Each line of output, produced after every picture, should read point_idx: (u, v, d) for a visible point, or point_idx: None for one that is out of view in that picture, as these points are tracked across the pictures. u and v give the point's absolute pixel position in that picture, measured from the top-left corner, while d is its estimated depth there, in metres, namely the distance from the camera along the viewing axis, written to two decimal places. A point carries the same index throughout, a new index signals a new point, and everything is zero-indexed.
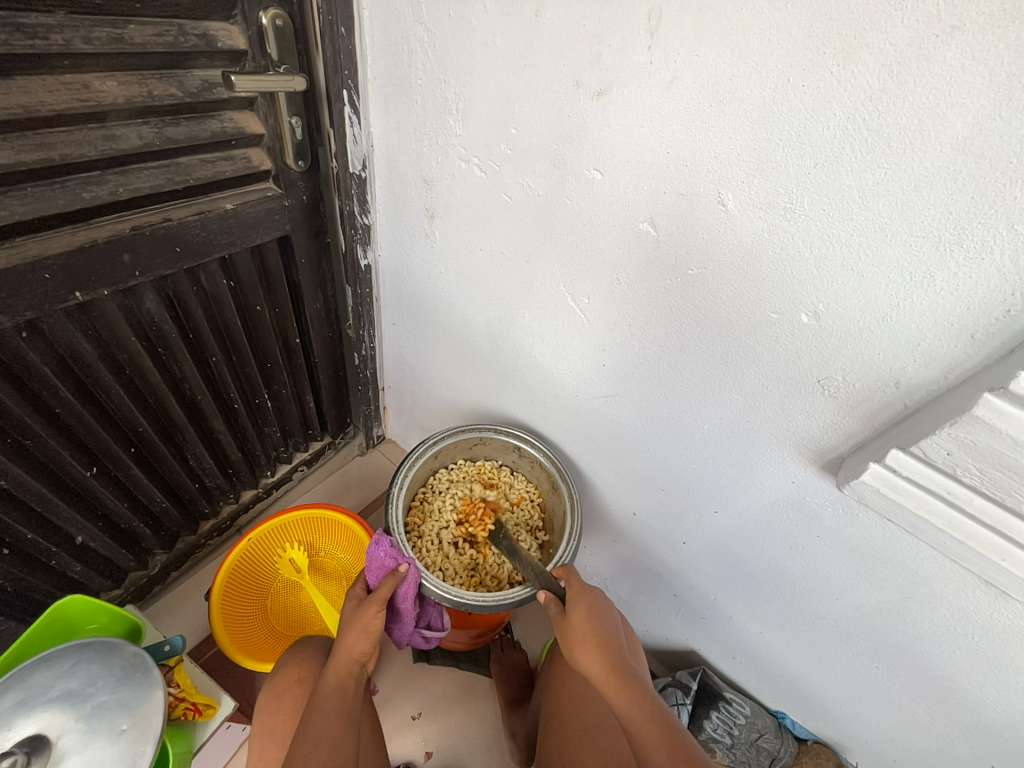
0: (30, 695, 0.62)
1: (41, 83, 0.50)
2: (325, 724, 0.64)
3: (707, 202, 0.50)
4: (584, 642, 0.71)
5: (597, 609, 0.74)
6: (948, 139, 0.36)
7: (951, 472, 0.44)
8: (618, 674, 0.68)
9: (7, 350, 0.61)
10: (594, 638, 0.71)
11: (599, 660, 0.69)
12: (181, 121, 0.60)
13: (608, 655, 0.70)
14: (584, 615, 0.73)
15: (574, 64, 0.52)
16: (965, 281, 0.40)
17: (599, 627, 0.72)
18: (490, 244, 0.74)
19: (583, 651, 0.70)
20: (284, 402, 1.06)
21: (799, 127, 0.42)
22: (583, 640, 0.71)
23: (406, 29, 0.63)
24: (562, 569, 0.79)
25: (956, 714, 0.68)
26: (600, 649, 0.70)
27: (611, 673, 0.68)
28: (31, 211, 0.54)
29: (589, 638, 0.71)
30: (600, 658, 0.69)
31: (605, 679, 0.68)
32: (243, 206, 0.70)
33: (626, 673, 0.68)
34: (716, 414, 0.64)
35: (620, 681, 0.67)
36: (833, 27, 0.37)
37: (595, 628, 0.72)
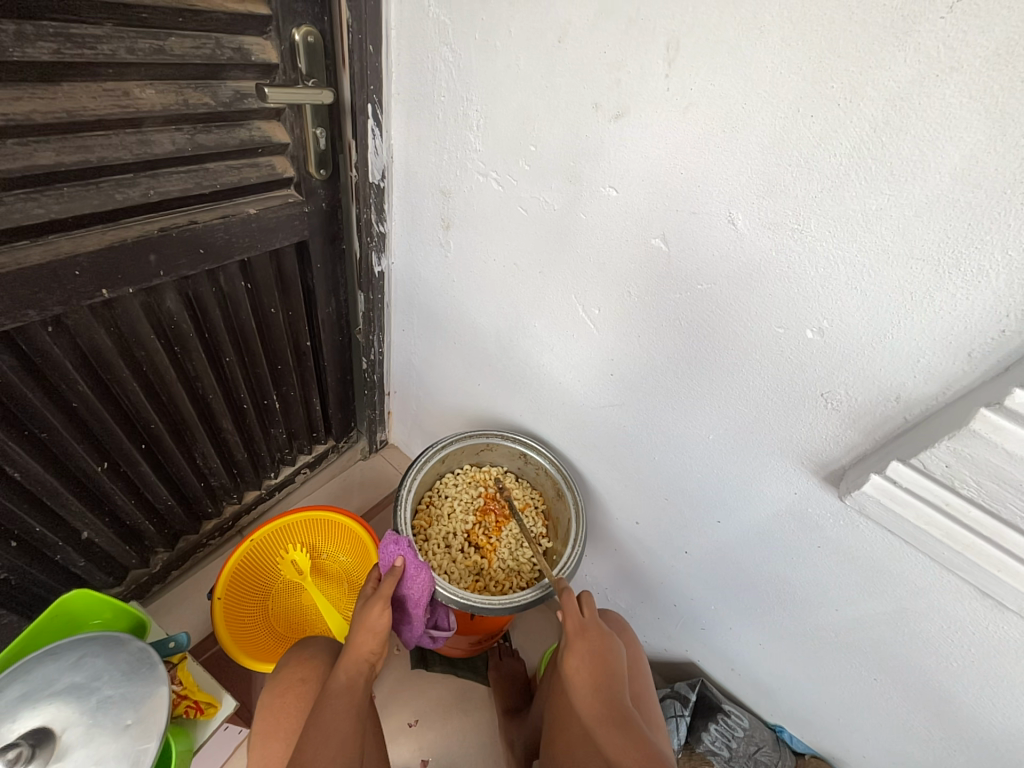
0: (35, 688, 0.62)
1: (85, 90, 0.52)
2: (332, 721, 0.65)
3: (717, 221, 0.52)
4: (580, 684, 0.73)
5: (597, 651, 0.75)
6: (948, 169, 0.39)
7: (949, 484, 0.46)
8: (612, 722, 0.69)
9: (32, 343, 0.62)
10: (588, 680, 0.73)
11: (593, 703, 0.71)
12: (212, 129, 0.63)
13: (603, 697, 0.71)
14: (582, 657, 0.74)
15: (594, 88, 0.54)
16: (963, 302, 0.42)
17: (597, 669, 0.74)
18: (503, 255, 0.76)
19: (580, 691, 0.73)
20: (292, 405, 1.07)
21: (807, 153, 0.44)
22: (578, 683, 0.73)
23: (431, 49, 0.66)
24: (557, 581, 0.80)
25: (953, 727, 0.69)
26: (596, 695, 0.72)
27: (605, 719, 0.69)
28: (66, 210, 0.56)
29: (585, 679, 0.73)
30: (594, 700, 0.71)
31: (598, 723, 0.69)
32: (265, 211, 0.72)
33: (621, 721, 0.69)
34: (720, 426, 0.66)
35: (614, 729, 0.68)
36: (840, 64, 0.40)
37: (592, 671, 0.73)
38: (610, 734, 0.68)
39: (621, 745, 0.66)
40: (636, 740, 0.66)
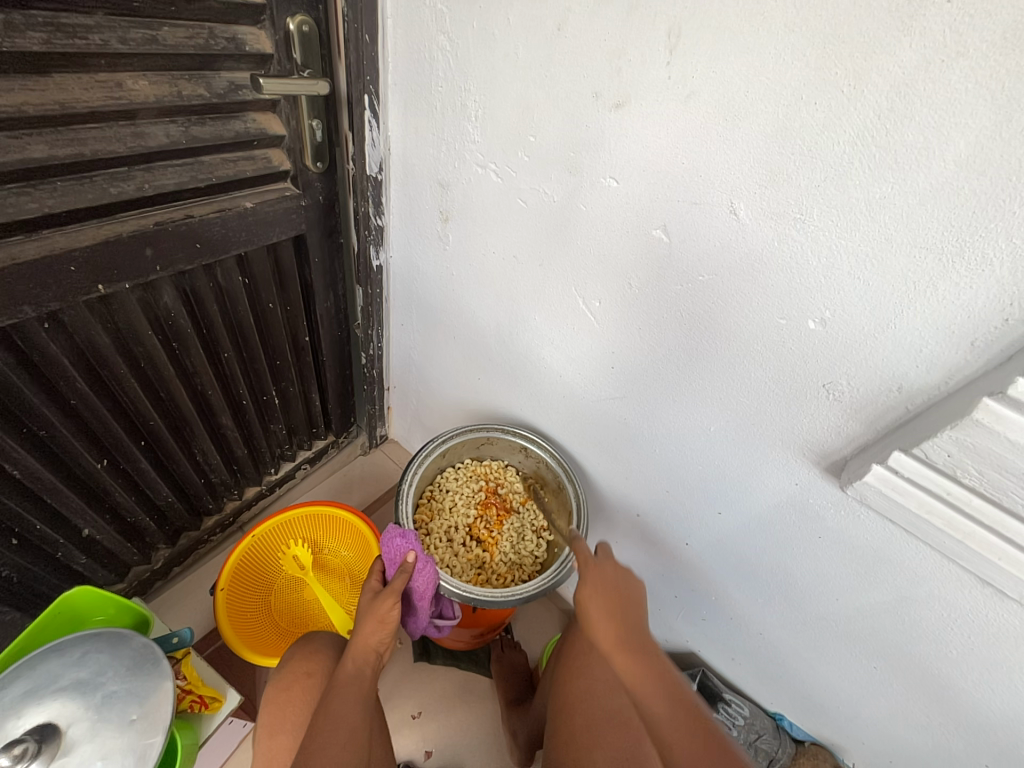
0: (40, 684, 0.62)
1: (76, 81, 0.51)
2: (342, 710, 0.65)
3: (718, 211, 0.52)
4: (594, 615, 0.71)
5: (611, 581, 0.75)
6: (952, 157, 0.39)
7: (950, 474, 0.46)
8: (631, 648, 0.67)
9: (29, 340, 0.62)
10: (603, 611, 0.71)
11: (608, 631, 0.69)
12: (207, 121, 0.62)
13: (617, 627, 0.69)
14: (595, 590, 0.73)
15: (594, 77, 0.54)
16: (966, 291, 0.42)
17: (610, 599, 0.73)
18: (503, 248, 0.75)
19: (596, 621, 0.71)
20: (291, 400, 1.07)
21: (810, 142, 0.44)
22: (593, 612, 0.71)
23: (428, 38, 0.65)
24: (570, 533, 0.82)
25: (951, 714, 0.70)
26: (608, 621, 0.70)
27: (621, 643, 0.68)
28: (60, 204, 0.55)
29: (599, 610, 0.71)
30: (609, 627, 0.70)
31: (614, 649, 0.68)
32: (262, 205, 0.72)
33: (637, 647, 0.68)
34: (721, 417, 0.66)
35: (632, 653, 0.67)
36: (844, 49, 0.39)
37: (606, 604, 0.72)
38: (628, 658, 0.66)
39: (641, 674, 0.65)
40: (657, 669, 0.65)
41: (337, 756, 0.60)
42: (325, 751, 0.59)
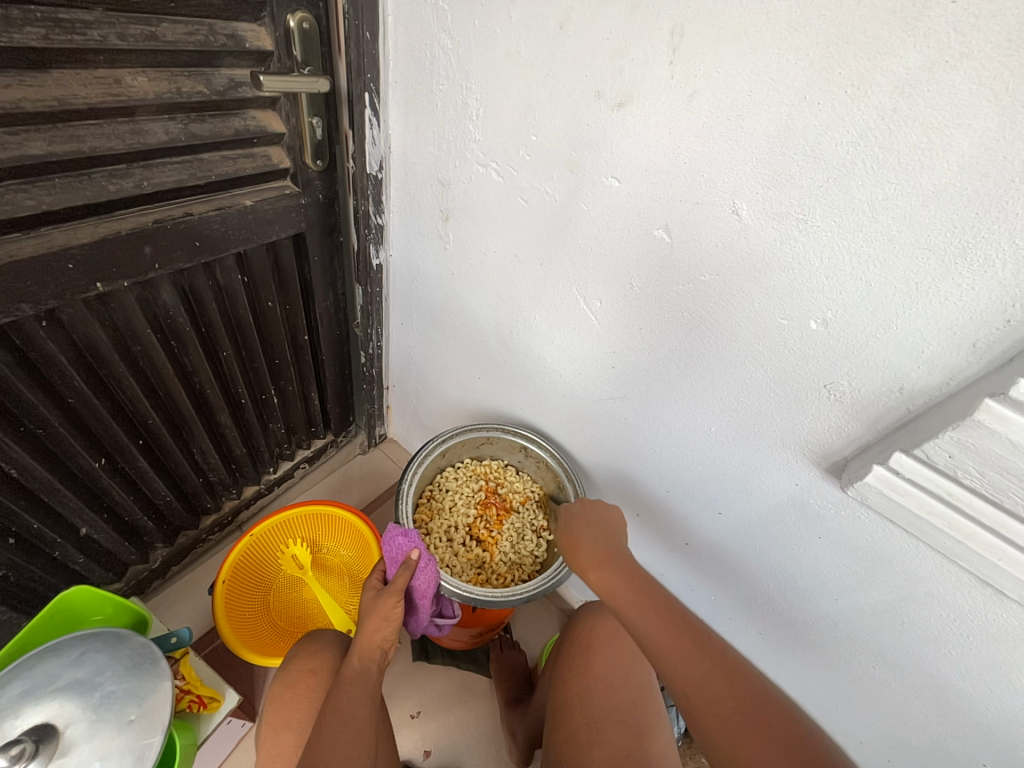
0: (37, 684, 0.62)
1: (75, 77, 0.51)
2: (349, 707, 0.65)
3: (720, 211, 0.52)
4: (570, 549, 0.78)
5: (589, 511, 0.81)
6: (956, 158, 0.39)
7: (952, 474, 0.46)
8: (603, 564, 0.73)
9: (26, 338, 0.61)
10: (579, 541, 0.78)
11: (583, 555, 0.76)
12: (206, 119, 0.61)
13: (590, 550, 0.75)
14: (572, 525, 0.80)
15: (596, 76, 0.53)
16: (968, 292, 0.42)
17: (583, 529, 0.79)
18: (503, 247, 0.75)
19: (573, 553, 0.78)
20: (290, 399, 1.06)
21: (813, 142, 0.44)
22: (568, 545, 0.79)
23: (429, 35, 0.65)
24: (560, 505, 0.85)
25: (949, 713, 0.70)
26: (582, 547, 0.76)
27: (594, 562, 0.74)
28: (58, 202, 0.55)
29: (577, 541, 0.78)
30: (583, 554, 0.76)
31: (589, 569, 0.74)
32: (262, 203, 0.71)
33: (607, 561, 0.73)
34: (722, 418, 0.66)
35: (605, 569, 0.73)
36: (848, 49, 0.39)
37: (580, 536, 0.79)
38: (602, 573, 0.73)
39: (615, 586, 0.71)
40: (631, 578, 0.71)
41: (345, 752, 0.60)
42: (334, 747, 0.60)
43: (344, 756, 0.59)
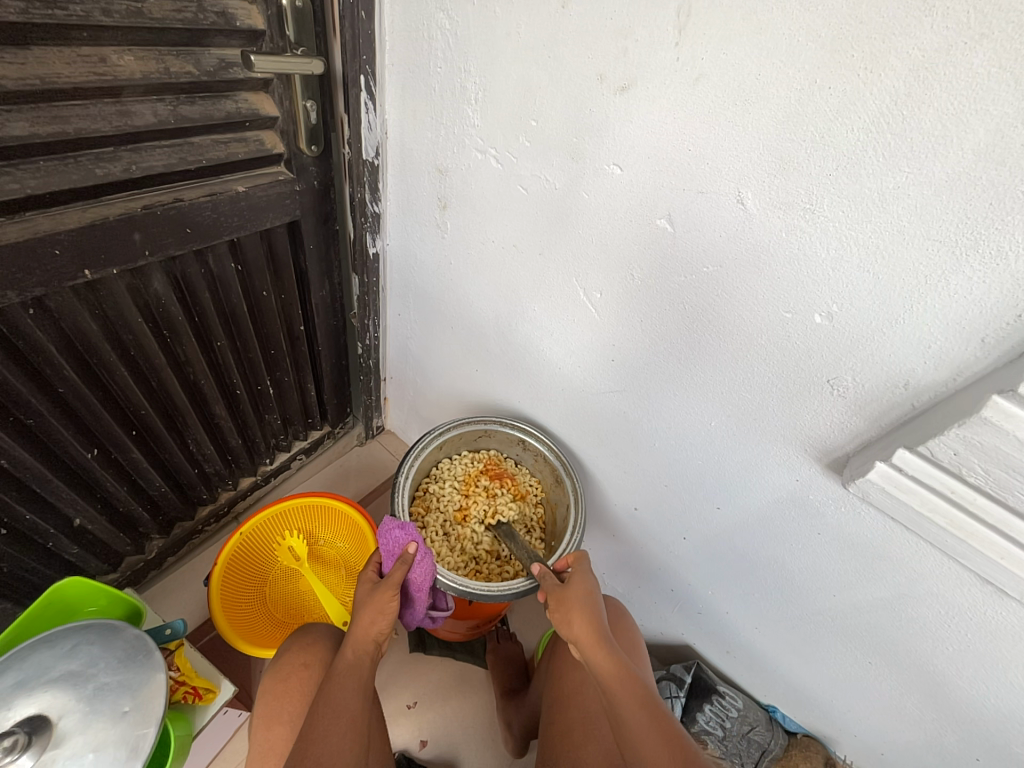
0: (29, 676, 0.61)
1: (57, 55, 0.49)
2: (342, 699, 0.65)
3: (725, 200, 0.50)
4: (579, 606, 0.73)
5: (585, 595, 0.74)
6: (969, 146, 0.37)
7: (956, 472, 0.46)
8: (606, 645, 0.70)
9: (12, 327, 0.60)
10: (589, 609, 0.73)
11: (588, 626, 0.71)
12: (197, 100, 0.60)
13: (598, 623, 0.72)
14: (586, 580, 0.77)
15: (599, 58, 0.52)
16: (979, 285, 0.41)
17: (588, 590, 0.75)
18: (502, 236, 0.74)
19: (576, 618, 0.72)
20: (286, 390, 1.05)
21: (822, 130, 0.43)
22: (575, 607, 0.73)
23: (427, 16, 0.62)
24: (574, 555, 0.80)
25: (942, 708, 0.71)
26: (591, 615, 0.72)
27: (596, 639, 0.70)
28: (43, 185, 0.53)
29: (580, 610, 0.72)
30: (590, 624, 0.71)
31: (590, 642, 0.70)
32: (255, 189, 0.69)
33: (609, 642, 0.70)
34: (722, 413, 0.65)
35: (606, 651, 0.70)
36: (862, 31, 0.38)
37: (590, 600, 0.74)
38: (600, 652, 0.69)
39: (615, 673, 0.68)
40: (620, 667, 0.68)
41: (337, 745, 0.61)
42: (326, 740, 0.61)
43: (336, 748, 0.60)
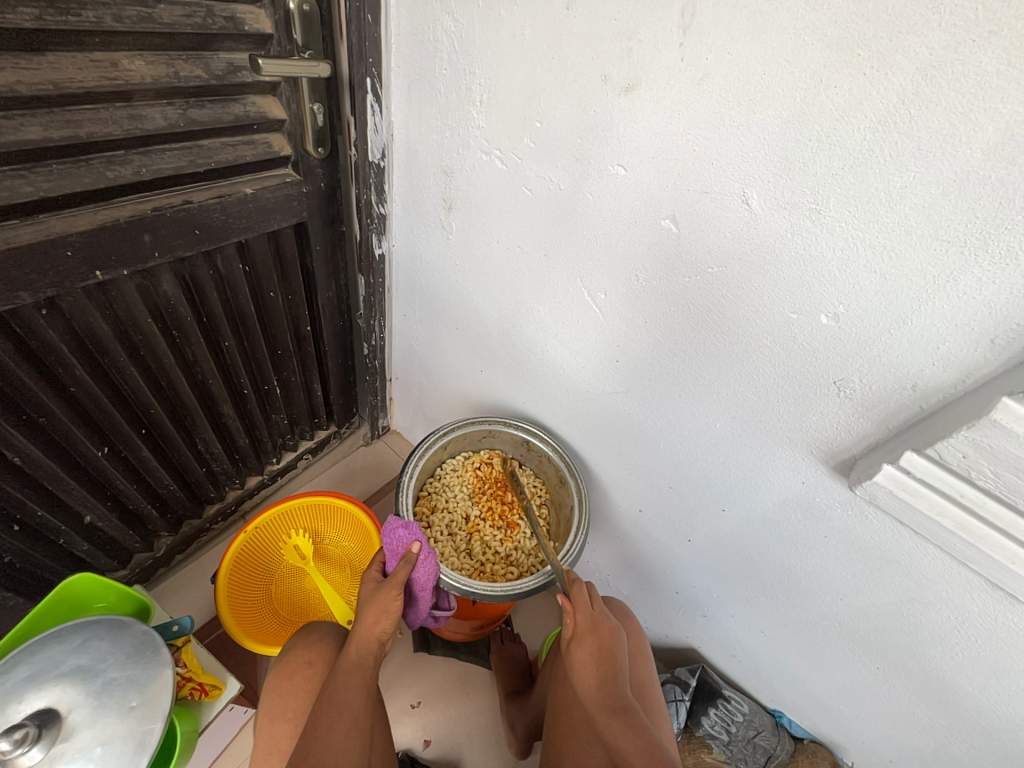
0: (41, 670, 0.62)
1: (71, 60, 0.50)
2: (346, 698, 0.66)
3: (731, 200, 0.50)
4: (587, 668, 0.72)
5: (599, 652, 0.72)
6: (979, 144, 0.37)
7: (964, 475, 0.45)
8: (613, 709, 0.69)
9: (26, 327, 0.61)
10: (597, 669, 0.72)
11: (597, 690, 0.71)
12: (206, 104, 0.60)
13: (608, 684, 0.71)
14: (604, 635, 0.73)
15: (603, 59, 0.52)
16: (989, 285, 0.41)
17: (602, 651, 0.73)
18: (508, 237, 0.74)
19: (584, 678, 0.72)
20: (293, 391, 1.06)
21: (828, 129, 0.42)
22: (584, 673, 0.72)
23: (433, 19, 0.63)
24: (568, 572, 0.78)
25: (954, 716, 0.69)
26: (600, 678, 0.71)
27: (607, 708, 0.69)
28: (57, 188, 0.54)
29: (587, 670, 0.72)
30: (597, 687, 0.71)
31: (600, 712, 0.69)
32: (262, 191, 0.70)
33: (620, 707, 0.69)
34: (728, 414, 0.64)
35: (612, 715, 0.68)
36: (869, 30, 0.37)
37: (599, 666, 0.72)
38: (607, 718, 0.68)
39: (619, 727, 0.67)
40: (624, 715, 0.68)
41: (339, 743, 0.61)
42: (329, 738, 0.61)
43: (339, 746, 0.61)
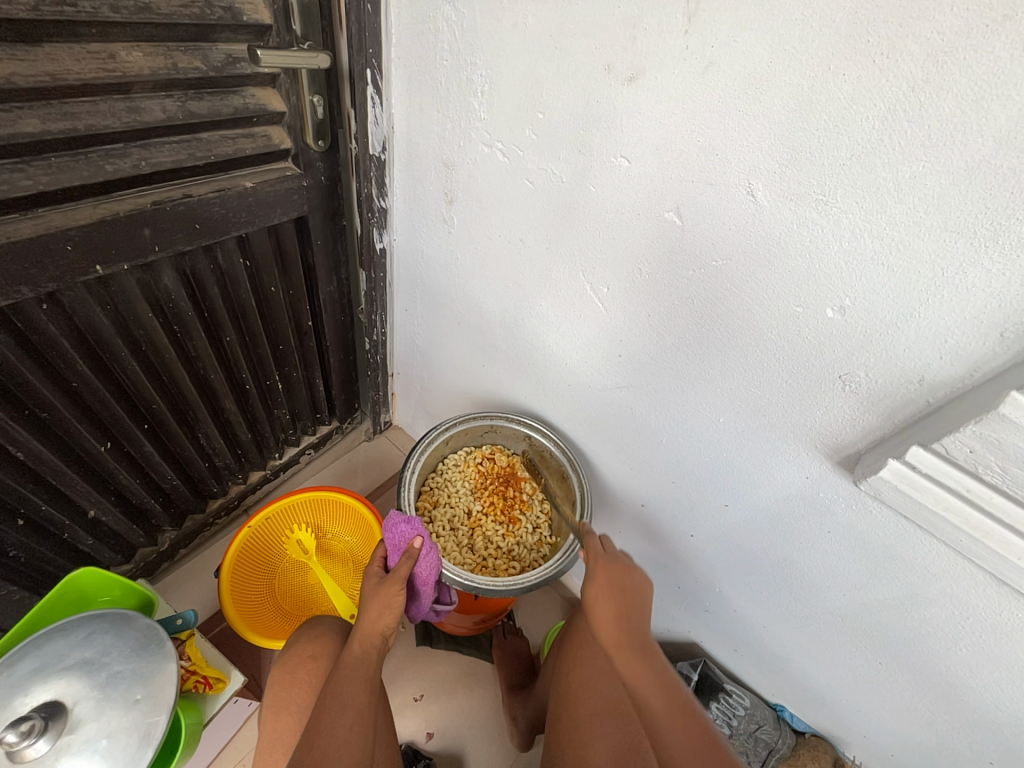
0: (46, 663, 0.63)
1: (68, 51, 0.49)
2: (350, 692, 0.66)
3: (736, 192, 0.49)
4: (606, 608, 0.72)
5: (617, 595, 0.72)
6: (991, 133, 0.36)
7: (972, 470, 0.45)
8: (630, 646, 0.69)
9: (27, 321, 0.61)
10: (615, 610, 0.72)
11: (615, 629, 0.70)
12: (204, 96, 0.60)
13: (626, 623, 0.71)
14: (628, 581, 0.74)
15: (605, 48, 0.51)
16: (998, 277, 0.40)
17: (625, 597, 0.72)
18: (509, 230, 0.73)
19: (601, 619, 0.71)
20: (295, 386, 1.06)
21: (836, 118, 0.41)
22: (602, 614, 0.72)
23: (433, 8, 0.62)
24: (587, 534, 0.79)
25: (957, 711, 0.69)
26: (617, 617, 0.71)
27: (627, 650, 0.68)
28: (55, 181, 0.54)
29: (604, 611, 0.72)
30: (616, 628, 0.70)
31: (617, 652, 0.69)
32: (262, 184, 0.70)
33: (638, 646, 0.69)
34: (731, 408, 0.64)
35: (629, 654, 0.68)
36: (878, 15, 0.37)
37: (617, 607, 0.72)
38: (628, 658, 0.68)
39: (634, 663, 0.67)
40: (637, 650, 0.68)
41: (343, 736, 0.61)
42: (332, 734, 0.61)
43: (343, 740, 0.60)
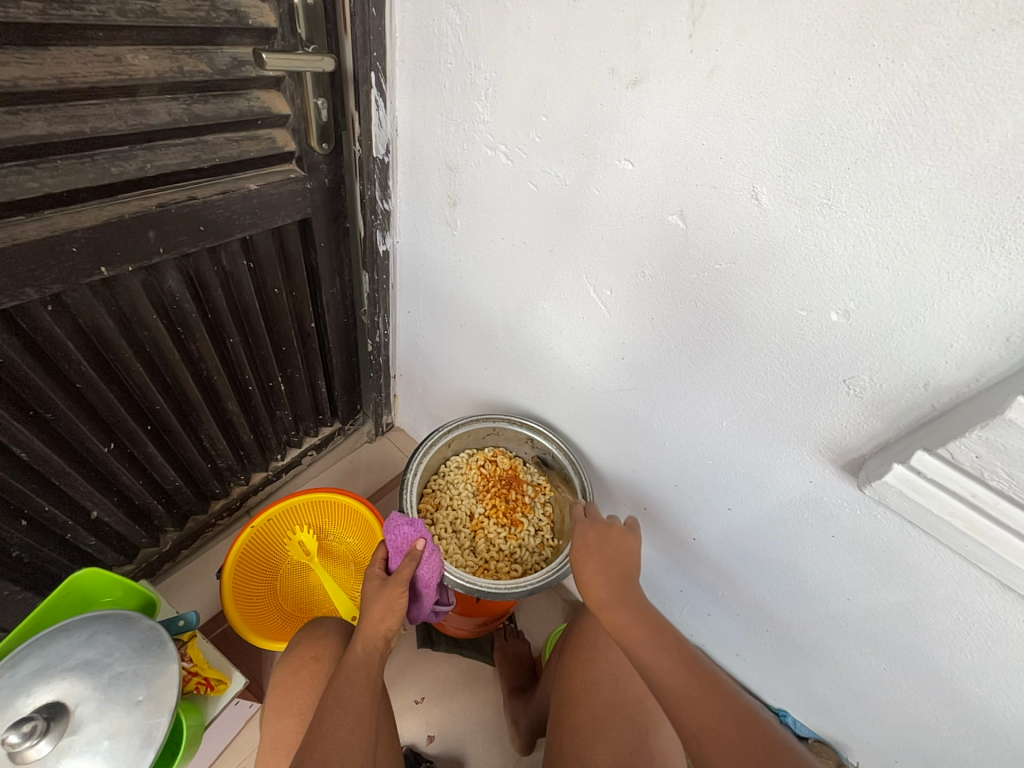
0: (48, 664, 0.63)
1: (75, 55, 0.50)
2: (352, 695, 0.66)
3: (740, 196, 0.49)
4: (593, 567, 0.73)
5: (605, 555, 0.74)
6: (997, 137, 0.36)
7: (978, 476, 0.44)
8: (617, 597, 0.69)
9: (33, 322, 0.61)
10: (602, 569, 0.73)
11: (602, 585, 0.71)
12: (210, 99, 0.60)
13: (614, 578, 0.72)
14: (616, 541, 0.75)
15: (609, 51, 0.51)
16: (1005, 281, 0.40)
17: (613, 554, 0.74)
18: (512, 233, 0.73)
19: (588, 577, 0.72)
20: (298, 387, 1.06)
21: (841, 121, 0.41)
22: (589, 572, 0.73)
23: (437, 12, 0.62)
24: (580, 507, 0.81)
25: (963, 717, 0.68)
26: (603, 574, 0.72)
27: (613, 601, 0.69)
28: (61, 183, 0.54)
29: (591, 572, 0.73)
30: (603, 584, 0.71)
31: (605, 605, 0.69)
32: (266, 187, 0.70)
33: (624, 594, 0.70)
34: (735, 412, 0.64)
35: (614, 606, 0.68)
36: (883, 19, 0.37)
37: (605, 565, 0.73)
38: (615, 610, 0.68)
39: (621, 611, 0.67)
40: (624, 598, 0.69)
41: (345, 739, 0.61)
42: (334, 735, 0.60)
43: (345, 743, 0.60)
